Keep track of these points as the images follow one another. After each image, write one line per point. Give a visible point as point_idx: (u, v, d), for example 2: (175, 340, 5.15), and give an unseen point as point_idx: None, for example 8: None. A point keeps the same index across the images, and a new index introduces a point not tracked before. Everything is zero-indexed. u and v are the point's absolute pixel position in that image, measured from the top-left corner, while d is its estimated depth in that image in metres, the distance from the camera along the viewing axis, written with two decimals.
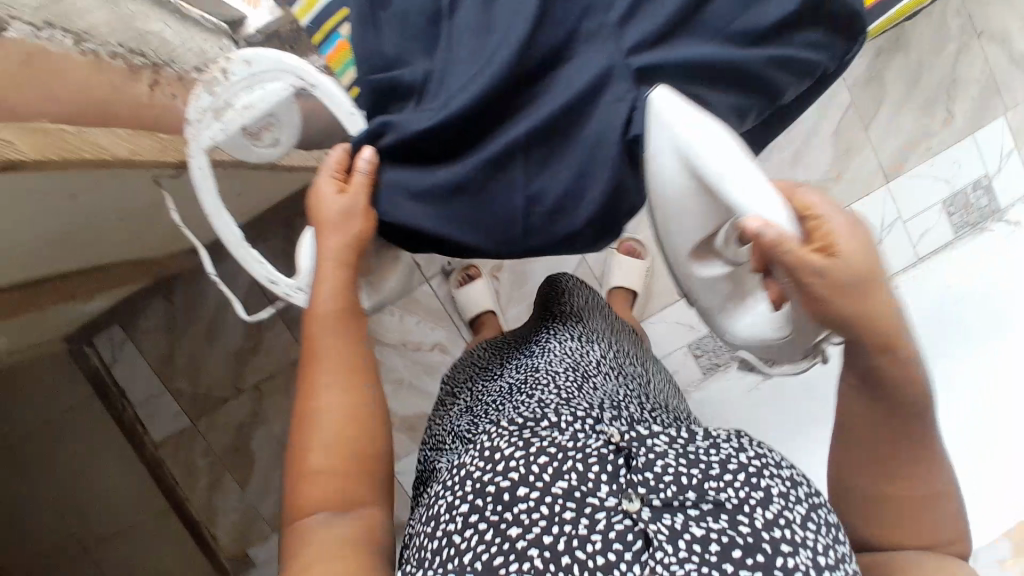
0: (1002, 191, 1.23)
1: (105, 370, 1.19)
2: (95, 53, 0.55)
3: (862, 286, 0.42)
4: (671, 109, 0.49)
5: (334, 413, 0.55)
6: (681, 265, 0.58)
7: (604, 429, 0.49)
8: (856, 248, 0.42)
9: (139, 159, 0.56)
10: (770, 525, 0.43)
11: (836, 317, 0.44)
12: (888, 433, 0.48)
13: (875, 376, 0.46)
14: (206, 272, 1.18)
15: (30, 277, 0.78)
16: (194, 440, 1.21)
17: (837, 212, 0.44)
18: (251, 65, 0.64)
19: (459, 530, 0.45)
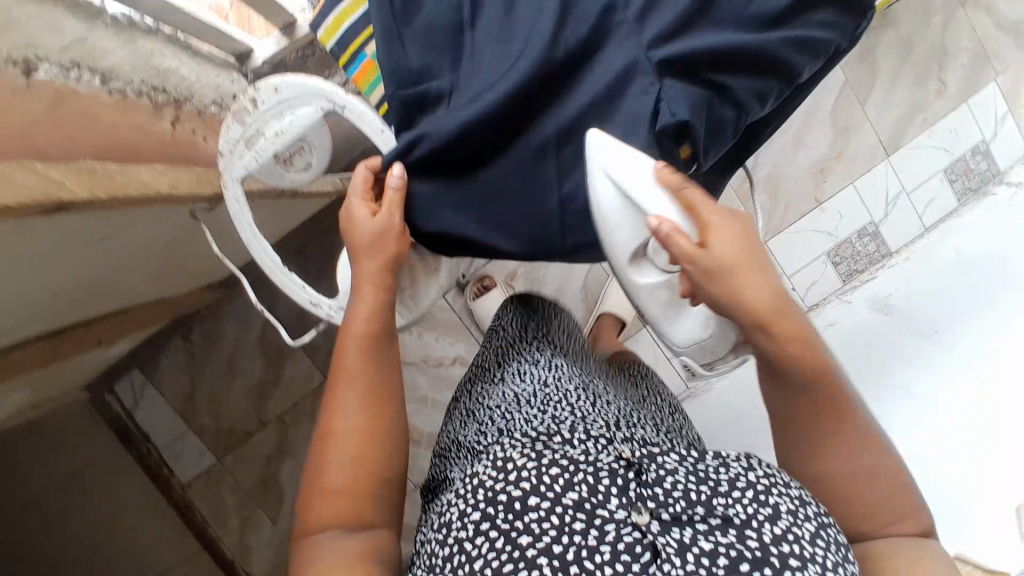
0: (1000, 155, 1.28)
1: (127, 416, 1.19)
2: (122, 93, 0.58)
3: (731, 270, 0.52)
4: (603, 150, 0.52)
5: (352, 428, 0.55)
6: (623, 274, 0.61)
7: (616, 446, 0.50)
8: (726, 241, 0.53)
9: (176, 194, 0.59)
10: (779, 540, 0.43)
11: (714, 299, 0.53)
12: (817, 416, 0.55)
13: (772, 357, 0.55)
14: (223, 307, 1.18)
15: (52, 323, 0.77)
16: (221, 477, 1.19)
17: (717, 213, 0.54)
18: (278, 91, 0.58)
19: (470, 537, 0.45)
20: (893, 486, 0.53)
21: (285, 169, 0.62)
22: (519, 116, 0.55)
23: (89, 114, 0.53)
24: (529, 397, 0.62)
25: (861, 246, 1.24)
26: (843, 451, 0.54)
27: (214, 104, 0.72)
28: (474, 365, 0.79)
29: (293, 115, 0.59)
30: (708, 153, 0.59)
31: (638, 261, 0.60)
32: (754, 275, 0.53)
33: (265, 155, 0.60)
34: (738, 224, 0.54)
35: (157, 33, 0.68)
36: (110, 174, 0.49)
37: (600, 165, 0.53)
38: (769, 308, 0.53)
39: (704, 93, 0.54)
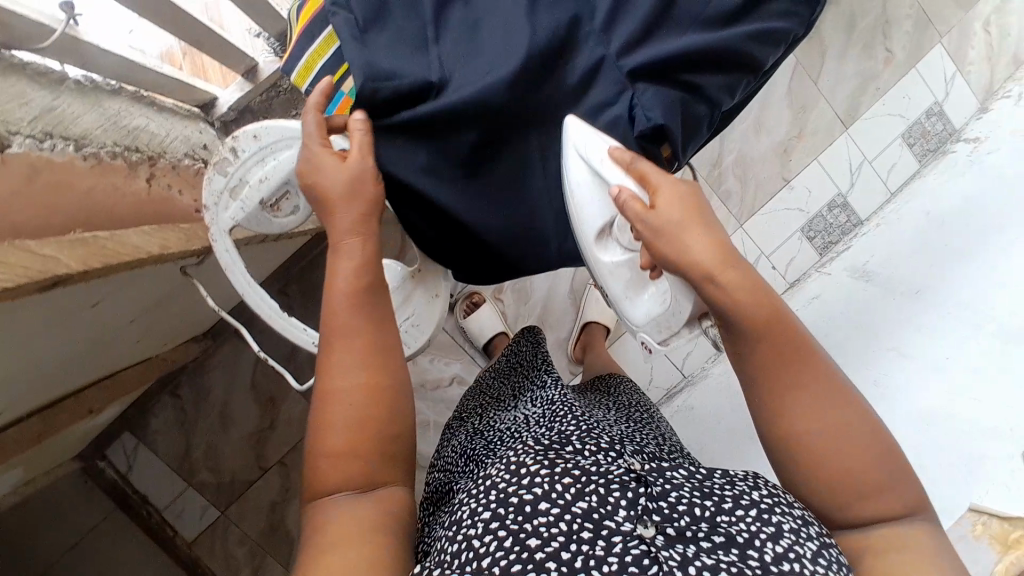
0: (954, 114, 1.32)
1: (123, 481, 1.15)
2: (97, 156, 0.58)
3: (677, 230, 0.51)
4: (580, 134, 0.55)
5: (350, 385, 0.52)
6: (589, 253, 0.63)
7: (625, 459, 0.51)
8: (671, 204, 0.52)
9: (168, 252, 0.60)
10: (779, 559, 0.44)
11: (667, 261, 0.52)
12: (781, 368, 0.52)
13: (722, 304, 0.51)
14: (210, 359, 1.16)
15: (43, 396, 0.75)
16: (228, 530, 1.15)
17: (668, 179, 0.54)
18: (257, 138, 0.58)
19: (478, 534, 0.45)
20: (864, 461, 0.50)
21: (272, 216, 0.61)
22: (496, 134, 0.58)
23: (68, 182, 0.53)
24: (541, 417, 0.63)
25: (832, 219, 1.28)
26: (805, 419, 0.51)
27: (186, 157, 0.72)
28: (490, 395, 0.82)
29: (276, 160, 0.59)
30: (687, 148, 0.62)
31: (603, 239, 0.62)
32: (704, 233, 0.51)
33: (252, 203, 0.59)
34: (687, 189, 0.54)
35: (121, 93, 0.66)
36: (100, 240, 0.52)
37: (575, 147, 0.56)
38: (725, 267, 0.51)
39: (679, 95, 0.57)
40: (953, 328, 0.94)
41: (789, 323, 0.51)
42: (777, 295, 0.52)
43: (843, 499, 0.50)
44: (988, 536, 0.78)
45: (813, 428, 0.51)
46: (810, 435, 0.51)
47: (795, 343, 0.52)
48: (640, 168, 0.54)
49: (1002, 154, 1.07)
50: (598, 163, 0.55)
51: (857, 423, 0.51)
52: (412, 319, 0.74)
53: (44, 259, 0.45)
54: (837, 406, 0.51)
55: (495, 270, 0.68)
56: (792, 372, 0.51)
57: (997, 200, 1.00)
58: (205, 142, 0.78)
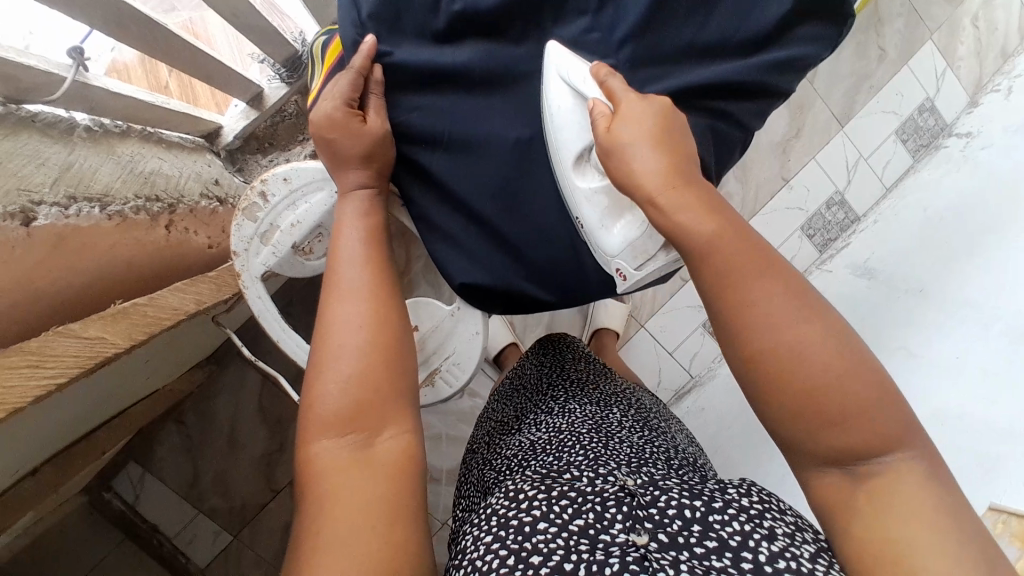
0: (945, 108, 1.33)
1: (131, 511, 1.12)
2: (121, 213, 0.57)
3: (629, 143, 0.46)
4: (561, 56, 0.52)
5: (350, 345, 0.50)
6: (566, 183, 0.54)
7: (620, 476, 0.50)
8: (634, 122, 0.46)
9: (204, 306, 0.60)
10: (774, 559, 0.41)
11: (618, 180, 0.47)
12: (734, 278, 0.44)
13: (667, 227, 0.45)
14: (216, 384, 1.14)
15: (54, 441, 0.73)
16: (241, 555, 1.13)
17: (640, 100, 0.48)
18: (290, 182, 0.60)
19: (481, 556, 0.43)
20: (837, 381, 0.42)
21: (305, 259, 0.63)
22: (515, 170, 0.57)
23: (92, 245, 0.53)
24: (543, 443, 0.61)
25: (831, 217, 1.30)
26: (770, 331, 0.43)
27: (203, 198, 0.72)
28: (496, 420, 0.81)
29: (306, 204, 0.61)
30: (721, 173, 0.60)
31: (581, 164, 0.53)
32: (663, 152, 0.46)
33: (284, 248, 0.62)
34: (660, 109, 0.48)
35: (129, 134, 0.64)
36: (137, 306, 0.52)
37: (556, 69, 0.52)
38: (670, 187, 0.45)
39: (709, 124, 0.55)
40: (960, 327, 0.96)
41: (747, 241, 0.45)
42: (733, 216, 0.46)
43: (812, 429, 0.42)
44: (1009, 534, 0.73)
45: (780, 342, 0.43)
46: (776, 352, 0.42)
47: (746, 257, 0.44)
48: (610, 87, 0.49)
49: (997, 148, 1.08)
50: (579, 83, 0.51)
51: (825, 344, 0.42)
52: (451, 358, 0.73)
53: (90, 343, 0.46)
54: (803, 320, 0.43)
55: (523, 309, 0.66)
56: (746, 283, 0.44)
57: (995, 197, 1.02)
58: (216, 177, 0.77)
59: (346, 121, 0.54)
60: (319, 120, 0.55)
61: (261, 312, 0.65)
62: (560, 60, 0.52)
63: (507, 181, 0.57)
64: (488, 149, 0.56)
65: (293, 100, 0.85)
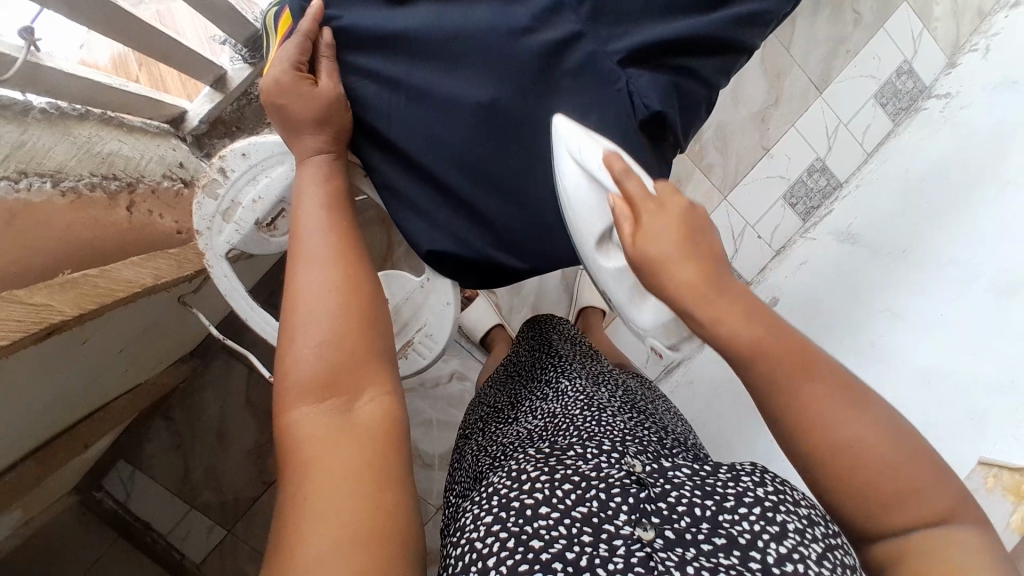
0: (923, 70, 1.33)
1: (123, 509, 1.10)
2: (75, 189, 0.57)
3: (663, 259, 0.44)
4: (573, 135, 0.52)
5: (320, 312, 0.49)
6: (592, 263, 0.55)
7: (628, 461, 0.48)
8: (659, 236, 0.44)
9: (162, 282, 0.59)
10: (782, 561, 0.40)
11: (649, 287, 0.46)
12: (788, 370, 0.42)
13: (719, 340, 0.43)
14: (201, 379, 1.14)
15: (31, 437, 0.72)
16: (236, 550, 1.13)
17: (662, 208, 0.46)
18: (250, 157, 0.59)
19: (481, 537, 0.43)
20: (889, 468, 0.41)
21: (269, 235, 0.63)
22: (474, 134, 0.56)
23: (46, 223, 0.53)
24: (541, 426, 0.60)
25: (812, 183, 1.30)
26: (826, 427, 0.42)
27: (165, 179, 0.72)
28: (488, 406, 0.79)
29: (267, 177, 0.60)
30: (686, 134, 0.59)
31: (604, 245, 0.54)
32: (698, 266, 0.44)
33: (247, 224, 0.61)
34: (683, 214, 0.45)
35: (89, 117, 0.63)
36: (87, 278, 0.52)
37: (567, 148, 0.53)
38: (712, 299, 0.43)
39: (673, 80, 0.54)
40: (952, 288, 0.94)
41: (794, 337, 0.43)
42: (773, 316, 0.44)
43: (869, 512, 0.42)
44: (1001, 487, 0.74)
45: (837, 436, 0.41)
46: (831, 452, 0.41)
47: (800, 350, 0.43)
48: (628, 188, 0.46)
49: (975, 108, 1.08)
50: (596, 169, 0.50)
51: (875, 430, 0.41)
52: (424, 329, 0.72)
53: (34, 309, 0.45)
54: (849, 410, 0.42)
55: (499, 279, 0.65)
56: (801, 376, 0.42)
57: (980, 155, 1.00)
58: (181, 161, 0.76)
59: (294, 83, 0.53)
60: (267, 86, 0.55)
61: (225, 288, 0.64)
62: (571, 140, 0.52)
63: (473, 146, 0.56)
64: (443, 111, 0.55)
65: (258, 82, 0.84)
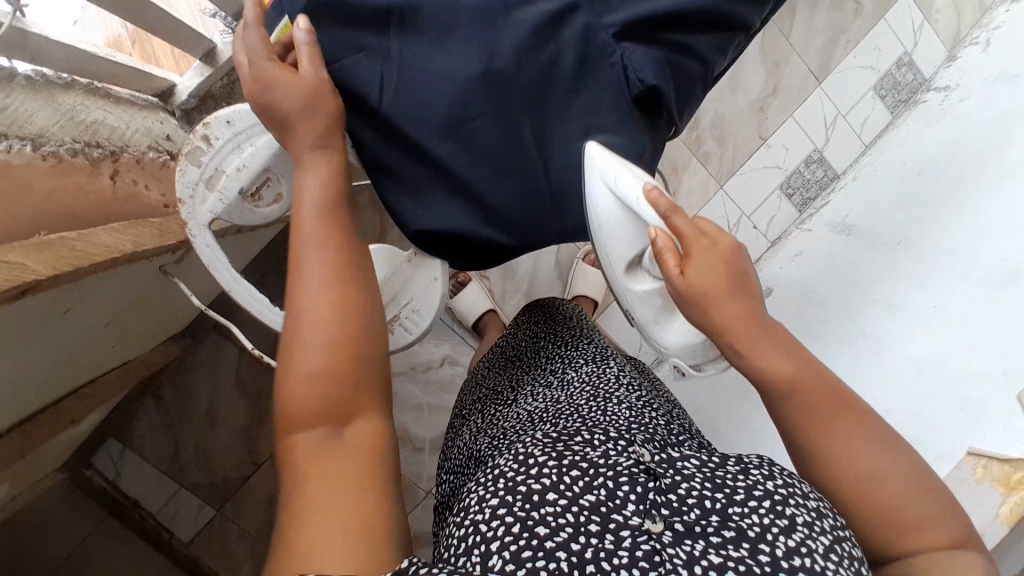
0: (922, 62, 1.32)
1: (112, 487, 1.10)
2: (56, 154, 0.57)
3: (707, 297, 0.47)
4: (605, 162, 0.54)
5: (319, 334, 0.47)
6: (620, 283, 0.63)
7: (636, 449, 0.45)
8: (706, 273, 0.47)
9: (143, 248, 0.60)
10: (791, 555, 0.38)
11: (691, 319, 0.50)
12: (817, 407, 0.46)
13: (750, 373, 0.48)
14: (191, 359, 1.14)
15: (17, 409, 0.72)
16: (225, 529, 1.13)
17: (708, 245, 0.47)
18: (234, 125, 0.58)
19: (486, 518, 0.40)
20: (904, 496, 0.44)
21: (254, 206, 0.62)
22: (462, 105, 0.54)
23: (27, 187, 0.52)
24: (540, 412, 0.59)
25: (809, 174, 1.29)
26: (851, 458, 0.45)
27: (151, 150, 0.71)
28: (487, 387, 0.77)
29: (251, 146, 0.60)
30: (681, 112, 0.60)
31: (634, 270, 0.61)
32: (737, 305, 0.47)
33: (230, 193, 0.60)
34: (728, 254, 0.47)
35: (74, 86, 0.63)
36: (66, 241, 0.52)
37: (601, 174, 0.55)
38: (751, 334, 0.47)
39: (668, 56, 0.55)
40: (943, 278, 0.95)
41: (823, 377, 0.47)
42: (808, 359, 0.48)
43: (886, 537, 0.44)
44: (990, 478, 0.74)
45: (859, 466, 0.45)
46: (855, 480, 0.45)
47: (828, 390, 0.47)
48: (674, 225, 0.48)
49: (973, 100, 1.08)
50: (633, 202, 0.52)
51: (895, 462, 0.45)
52: (411, 305, 0.72)
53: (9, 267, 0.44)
54: (871, 443, 0.45)
55: (490, 256, 0.64)
56: (830, 413, 0.46)
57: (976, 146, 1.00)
58: (168, 134, 0.76)
59: (265, 62, 0.52)
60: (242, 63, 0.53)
61: (209, 260, 0.64)
62: (603, 167, 0.54)
63: (463, 116, 0.55)
64: (431, 82, 0.54)
65: None
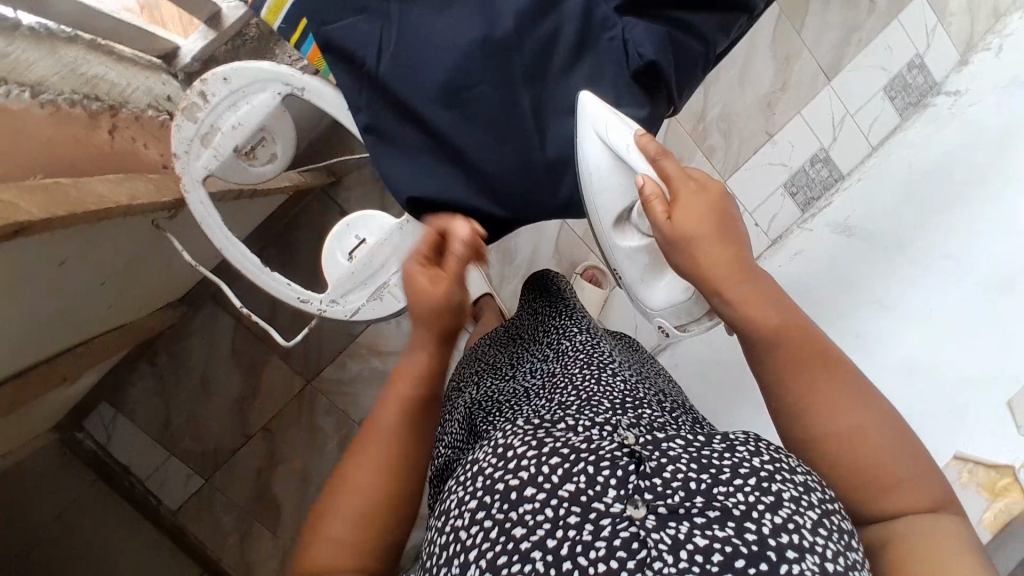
0: (933, 66, 1.32)
1: (103, 452, 1.10)
2: (53, 103, 0.57)
3: (693, 239, 0.50)
4: (596, 112, 0.54)
5: (385, 460, 0.51)
6: (608, 241, 0.63)
7: (621, 432, 0.42)
8: (691, 216, 0.50)
9: (139, 203, 0.58)
10: (778, 533, 0.36)
11: (680, 267, 0.52)
12: (798, 359, 0.47)
13: (733, 320, 0.50)
14: (187, 328, 1.13)
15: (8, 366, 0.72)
16: (213, 499, 1.14)
17: (694, 189, 0.52)
18: (230, 82, 0.58)
19: (465, 526, 0.40)
20: (882, 456, 0.44)
21: (248, 164, 0.64)
22: (464, 71, 0.54)
23: (22, 133, 0.52)
24: (538, 390, 0.58)
25: (814, 174, 1.29)
26: (827, 416, 0.45)
27: (151, 109, 0.71)
28: (485, 362, 0.76)
29: (247, 105, 0.60)
30: (682, 93, 0.60)
31: (622, 227, 0.62)
32: (722, 246, 0.50)
33: (225, 150, 0.60)
34: (712, 199, 0.51)
35: (77, 41, 0.63)
36: (63, 187, 0.51)
37: (592, 128, 0.55)
38: (736, 282, 0.49)
39: (669, 32, 0.55)
40: (945, 279, 0.94)
41: (807, 329, 0.48)
42: (793, 311, 0.49)
43: (867, 498, 0.44)
44: (977, 482, 0.74)
45: (837, 425, 0.45)
46: (835, 438, 0.45)
47: (811, 344, 0.48)
48: (662, 170, 0.53)
49: (983, 104, 1.07)
50: (624, 151, 0.54)
51: (874, 420, 0.45)
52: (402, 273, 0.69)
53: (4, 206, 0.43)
54: (851, 398, 0.46)
55: (485, 230, 0.63)
56: (810, 367, 0.47)
57: (983, 150, 1.00)
58: (170, 96, 0.75)
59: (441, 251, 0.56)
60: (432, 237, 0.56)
61: (202, 218, 0.63)
62: (596, 117, 0.54)
63: (464, 83, 0.54)
64: (433, 46, 0.53)
65: (254, 24, 0.83)
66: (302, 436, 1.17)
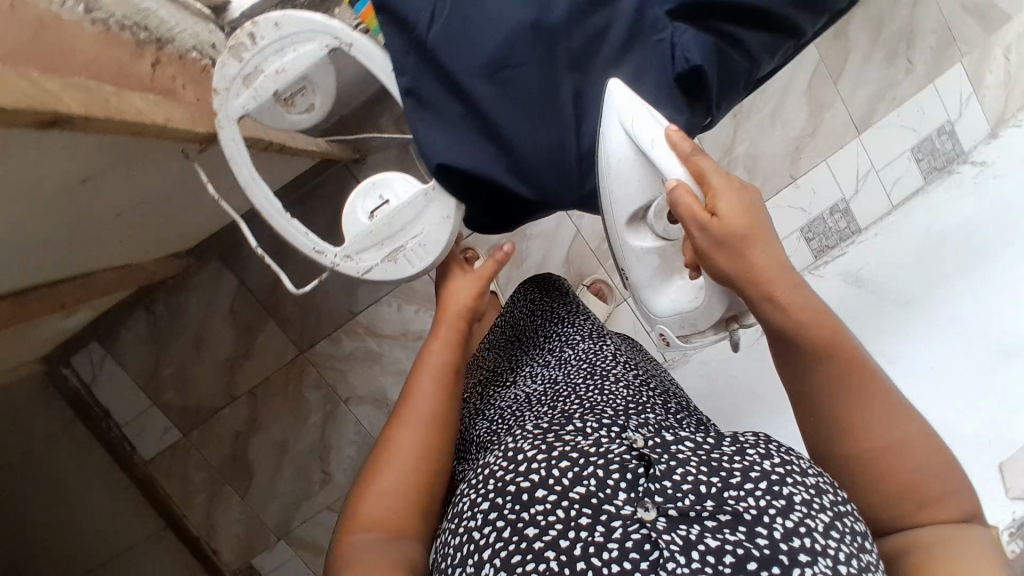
0: (963, 134, 1.32)
1: (86, 391, 1.10)
2: (105, 24, 0.60)
3: (742, 238, 0.49)
4: (623, 103, 0.54)
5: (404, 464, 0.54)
6: (619, 238, 0.63)
7: (629, 435, 0.43)
8: (738, 211, 0.49)
9: (173, 127, 0.57)
10: (789, 536, 0.35)
11: (728, 273, 0.50)
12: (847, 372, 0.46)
13: (778, 330, 0.49)
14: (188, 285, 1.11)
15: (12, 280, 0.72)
16: (188, 453, 1.14)
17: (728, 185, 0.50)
18: (281, 28, 0.59)
19: (479, 526, 0.39)
20: (926, 469, 0.44)
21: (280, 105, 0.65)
22: (510, 47, 0.55)
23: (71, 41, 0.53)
24: (540, 394, 0.59)
25: (832, 223, 1.26)
26: (877, 430, 0.44)
27: (194, 51, 0.71)
28: (488, 369, 0.76)
29: (294, 52, 0.60)
30: (720, 106, 0.61)
31: (635, 225, 0.62)
32: (767, 249, 0.49)
33: (265, 94, 0.61)
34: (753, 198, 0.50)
35: None
36: (105, 94, 0.51)
37: (617, 119, 0.55)
38: (789, 288, 0.48)
39: (717, 43, 0.56)
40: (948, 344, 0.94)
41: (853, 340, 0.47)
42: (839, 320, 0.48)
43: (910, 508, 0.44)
44: None
45: (886, 437, 0.44)
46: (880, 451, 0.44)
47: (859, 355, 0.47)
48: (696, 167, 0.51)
49: (1008, 177, 1.08)
50: (648, 146, 0.53)
51: (919, 430, 0.44)
52: (419, 238, 0.66)
53: (43, 93, 0.43)
54: (900, 408, 0.45)
55: (505, 208, 0.64)
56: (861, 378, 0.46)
57: (1002, 222, 1.00)
58: (214, 43, 0.76)
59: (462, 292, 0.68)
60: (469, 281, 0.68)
61: (232, 155, 0.62)
62: (622, 108, 0.55)
63: (508, 60, 0.55)
64: (484, 19, 0.54)
65: None
66: (285, 407, 1.16)
